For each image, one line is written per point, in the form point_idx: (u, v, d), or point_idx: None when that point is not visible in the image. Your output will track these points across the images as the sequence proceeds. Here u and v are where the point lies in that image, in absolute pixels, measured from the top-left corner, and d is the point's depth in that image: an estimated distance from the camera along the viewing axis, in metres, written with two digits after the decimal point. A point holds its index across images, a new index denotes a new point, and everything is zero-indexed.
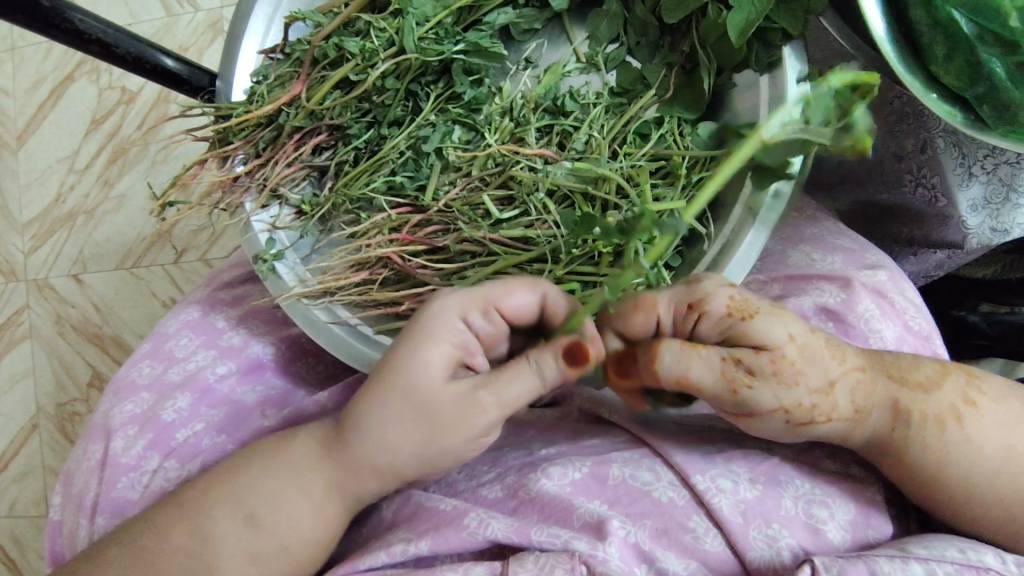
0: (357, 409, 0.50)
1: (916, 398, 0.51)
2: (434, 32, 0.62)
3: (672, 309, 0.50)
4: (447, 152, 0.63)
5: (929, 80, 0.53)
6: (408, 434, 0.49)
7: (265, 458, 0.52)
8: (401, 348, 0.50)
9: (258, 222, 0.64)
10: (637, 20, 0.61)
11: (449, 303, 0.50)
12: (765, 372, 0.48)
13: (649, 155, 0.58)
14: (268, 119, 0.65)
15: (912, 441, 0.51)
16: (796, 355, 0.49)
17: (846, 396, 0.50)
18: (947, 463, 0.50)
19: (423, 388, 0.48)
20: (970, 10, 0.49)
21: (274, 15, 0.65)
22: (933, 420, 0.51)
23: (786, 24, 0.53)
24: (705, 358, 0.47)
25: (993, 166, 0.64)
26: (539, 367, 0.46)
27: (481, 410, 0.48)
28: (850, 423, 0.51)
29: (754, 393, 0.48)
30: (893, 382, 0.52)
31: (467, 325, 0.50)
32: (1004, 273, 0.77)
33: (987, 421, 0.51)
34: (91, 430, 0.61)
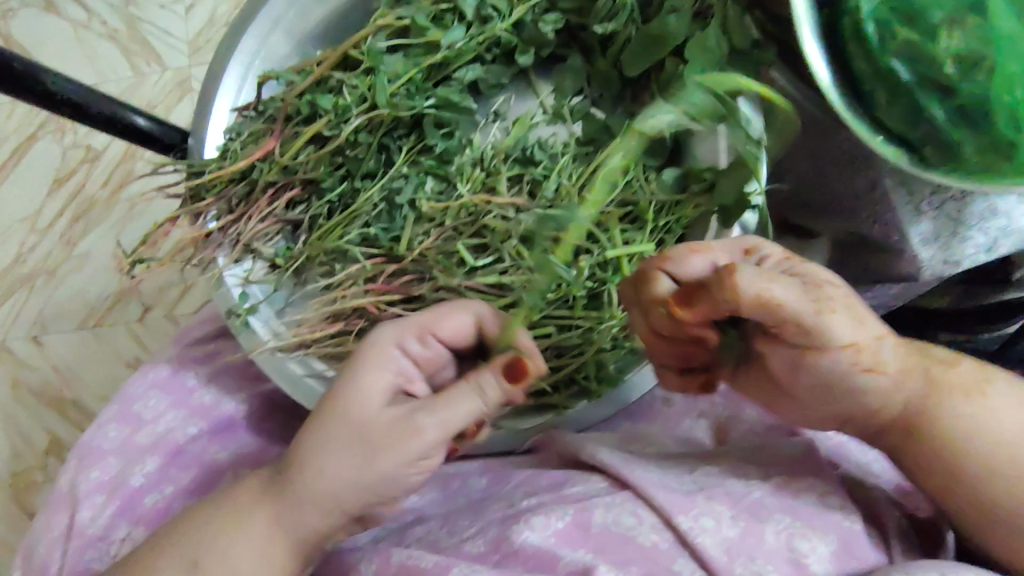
0: (299, 444, 0.51)
1: (945, 370, 0.49)
2: (406, 88, 0.61)
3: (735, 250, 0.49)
4: (419, 202, 0.61)
5: (874, 123, 0.55)
6: (349, 465, 0.49)
7: (211, 509, 0.53)
8: (340, 378, 0.52)
9: (231, 276, 0.64)
10: (600, 74, 0.64)
11: (386, 331, 0.52)
12: (840, 307, 0.45)
13: (617, 200, 0.60)
14: (241, 175, 0.64)
15: (939, 406, 0.49)
16: (844, 297, 0.47)
17: (892, 357, 0.48)
18: (965, 431, 0.48)
19: (361, 415, 0.49)
20: (910, 59, 0.51)
21: (246, 74, 0.65)
22: (960, 390, 0.49)
23: (740, 74, 0.57)
24: (785, 290, 0.44)
25: (940, 202, 0.66)
26: (478, 385, 0.48)
27: (419, 433, 0.48)
28: (901, 384, 0.48)
29: (830, 326, 0.44)
30: (926, 356, 0.50)
31: (404, 352, 0.52)
32: (960, 301, 0.84)
33: (1008, 403, 0.49)
34: (56, 498, 0.63)
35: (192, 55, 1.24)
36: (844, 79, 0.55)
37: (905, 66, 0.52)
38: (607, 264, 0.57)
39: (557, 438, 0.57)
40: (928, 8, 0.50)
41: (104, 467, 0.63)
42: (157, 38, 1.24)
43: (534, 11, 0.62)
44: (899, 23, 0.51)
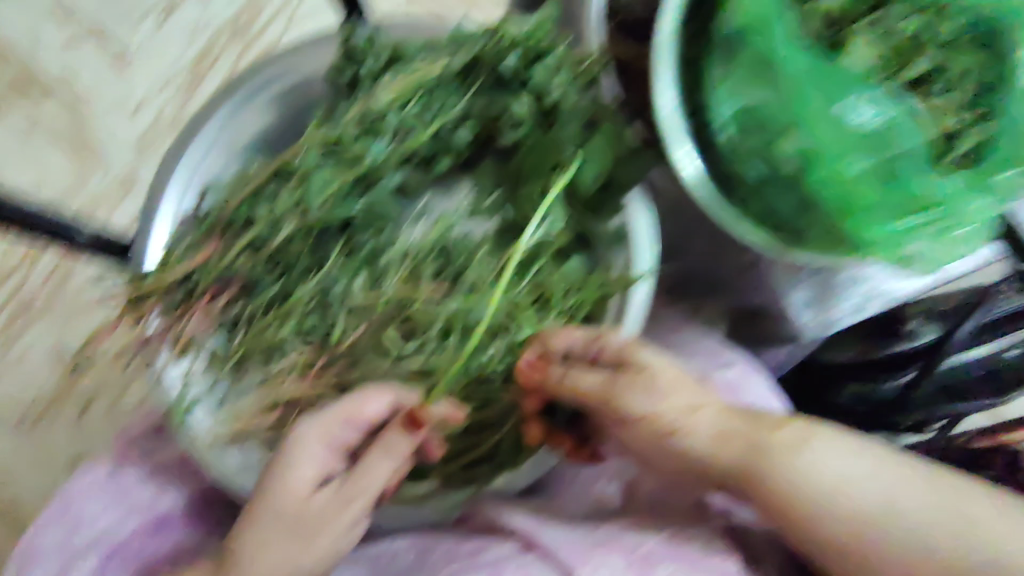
0: (235, 536, 0.57)
1: (764, 431, 0.55)
2: (335, 196, 0.67)
3: (585, 337, 0.59)
4: (350, 297, 0.67)
5: (741, 213, 0.64)
6: (285, 550, 0.56)
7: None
8: (269, 476, 0.57)
9: (172, 375, 0.69)
10: (511, 175, 0.71)
11: (311, 428, 0.57)
12: (633, 389, 0.58)
13: (529, 286, 0.67)
14: (182, 279, 0.70)
15: (764, 463, 0.54)
16: (665, 381, 0.58)
17: (707, 424, 0.57)
18: (788, 483, 0.53)
19: (295, 505, 0.56)
20: (761, 161, 0.60)
21: (187, 188, 0.71)
22: (782, 449, 0.54)
23: (627, 176, 0.66)
24: (588, 380, 0.59)
25: (814, 273, 0.77)
26: (387, 447, 0.58)
27: (348, 509, 0.58)
28: (713, 449, 0.57)
29: (623, 406, 0.58)
30: (748, 421, 0.57)
31: (330, 441, 0.58)
32: (863, 355, 0.98)
33: (830, 452, 0.53)
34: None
35: (138, 153, 1.32)
36: (713, 173, 0.65)
37: (756, 165, 0.61)
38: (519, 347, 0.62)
39: (481, 511, 0.62)
40: (772, 116, 0.59)
41: (40, 568, 0.66)
42: (103, 140, 1.31)
43: (450, 125, 0.70)
44: (751, 131, 0.60)
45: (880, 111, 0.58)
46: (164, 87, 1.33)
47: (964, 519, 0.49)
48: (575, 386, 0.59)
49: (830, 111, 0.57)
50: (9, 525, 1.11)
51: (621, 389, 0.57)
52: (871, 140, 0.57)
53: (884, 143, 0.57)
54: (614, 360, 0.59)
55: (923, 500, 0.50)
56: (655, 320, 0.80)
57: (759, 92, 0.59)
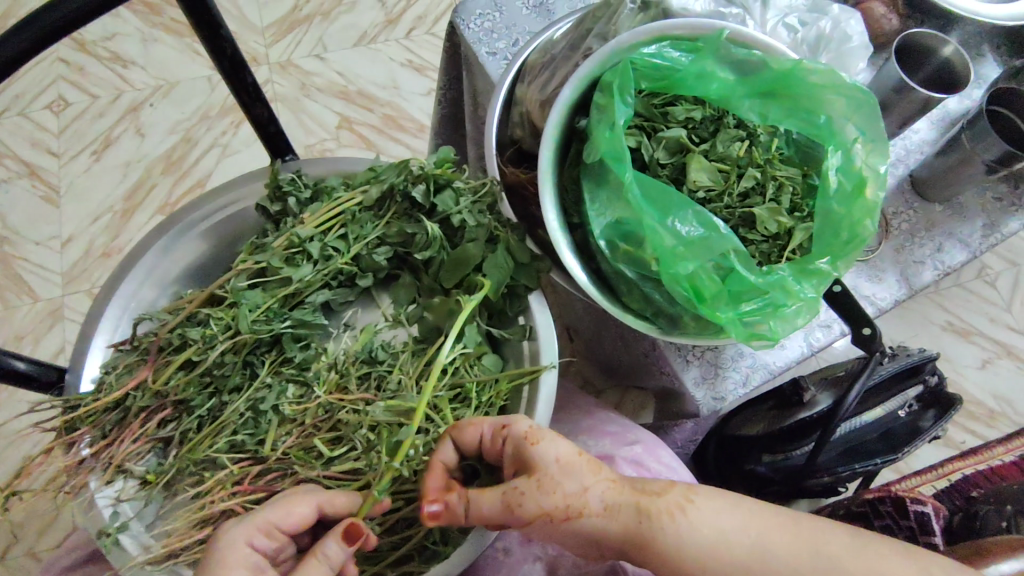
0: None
1: (650, 500, 0.59)
2: (264, 314, 0.74)
3: (490, 427, 0.61)
4: (280, 408, 0.72)
5: (622, 304, 0.75)
6: None
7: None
8: None
9: (102, 498, 0.70)
10: (426, 287, 0.81)
11: (235, 533, 0.59)
12: (531, 491, 0.58)
13: (448, 384, 0.74)
14: (116, 402, 0.73)
15: (655, 531, 0.57)
16: (556, 472, 0.59)
17: (598, 500, 0.59)
18: (676, 546, 0.57)
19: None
20: (634, 263, 0.72)
21: (121, 317, 0.76)
22: (666, 514, 0.58)
23: (526, 280, 0.77)
24: (491, 495, 0.59)
25: (700, 352, 0.87)
26: (324, 556, 0.57)
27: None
28: (605, 522, 0.59)
29: (522, 510, 0.58)
30: (635, 490, 0.60)
31: (254, 549, 0.60)
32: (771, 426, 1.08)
33: (708, 508, 0.58)
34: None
35: (66, 284, 1.37)
36: (597, 275, 0.76)
37: (630, 266, 0.72)
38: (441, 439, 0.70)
39: None
40: (635, 229, 0.72)
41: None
42: (31, 274, 1.37)
43: (369, 246, 0.79)
44: (620, 241, 0.73)
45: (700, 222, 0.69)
46: (96, 221, 1.41)
47: (823, 558, 0.57)
48: (478, 513, 0.60)
49: (666, 226, 0.69)
50: None
51: (517, 496, 0.58)
52: (701, 245, 0.69)
53: (709, 248, 0.69)
54: (515, 451, 0.60)
55: (785, 542, 0.57)
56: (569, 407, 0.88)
57: (621, 212, 0.72)
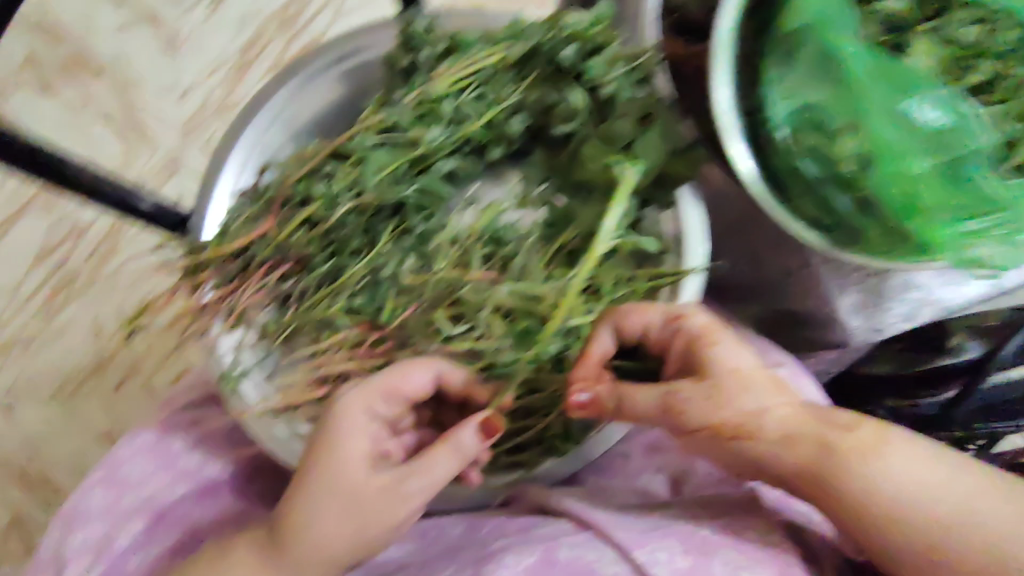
0: (294, 517, 0.56)
1: (838, 435, 0.53)
2: (390, 176, 0.68)
3: (663, 316, 0.60)
4: (400, 277, 0.68)
5: (795, 211, 0.64)
6: (345, 527, 0.56)
7: (218, 559, 0.58)
8: (321, 452, 0.57)
9: (225, 344, 0.70)
10: (561, 165, 0.72)
11: (353, 403, 0.57)
12: (697, 396, 0.56)
13: (579, 275, 0.67)
14: (239, 251, 0.71)
15: (840, 467, 0.52)
16: (732, 384, 0.56)
17: (777, 425, 0.55)
18: (862, 489, 0.52)
19: (353, 485, 0.56)
20: (817, 158, 0.60)
21: (246, 163, 0.73)
22: (855, 453, 0.52)
23: (680, 170, 0.66)
24: (648, 395, 0.58)
25: (863, 277, 0.77)
26: (454, 447, 0.55)
27: (407, 498, 0.56)
28: (780, 447, 0.55)
29: (685, 414, 0.56)
30: (821, 422, 0.54)
31: (372, 418, 0.58)
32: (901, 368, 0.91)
33: (906, 454, 0.52)
34: (43, 563, 0.69)
35: (184, 135, 1.35)
36: (763, 169, 0.64)
37: (814, 162, 0.60)
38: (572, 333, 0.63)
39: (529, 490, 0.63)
40: (829, 117, 0.59)
41: (89, 529, 0.68)
42: (150, 120, 1.35)
43: (504, 113, 0.70)
44: (808, 130, 0.60)
45: (943, 112, 0.57)
46: (211, 75, 1.37)
47: None
48: (631, 407, 0.58)
49: (891, 111, 0.57)
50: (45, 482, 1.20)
51: (681, 401, 0.56)
52: (935, 138, 0.57)
53: (944, 144, 0.57)
54: (686, 349, 0.59)
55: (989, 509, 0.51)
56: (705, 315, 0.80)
57: (816, 94, 0.59)
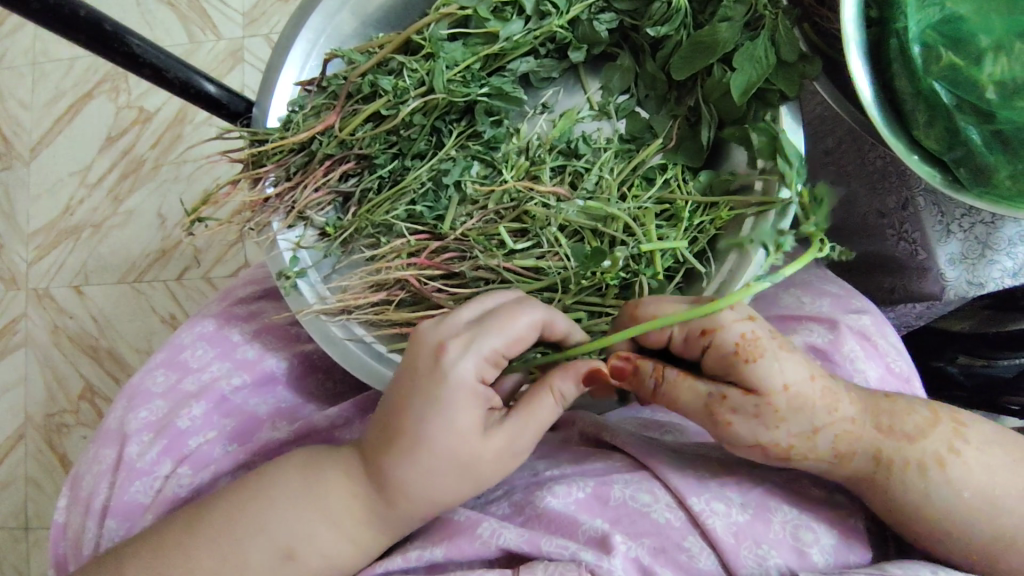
0: (399, 479, 0.52)
1: (900, 447, 0.51)
2: (462, 75, 0.64)
3: (685, 331, 0.51)
4: (464, 186, 0.65)
5: (911, 142, 0.57)
6: (451, 487, 0.52)
7: (304, 502, 0.54)
8: (428, 414, 0.51)
9: (284, 240, 0.68)
10: (647, 75, 0.66)
11: (466, 365, 0.51)
12: (746, 416, 0.50)
13: (654, 198, 0.62)
14: (301, 145, 0.68)
15: (891, 480, 0.51)
16: (782, 406, 0.50)
17: (830, 442, 0.51)
18: (914, 499, 0.51)
19: (467, 453, 0.51)
20: (951, 82, 0.52)
21: (311, 50, 0.68)
22: (915, 467, 0.51)
23: (783, 86, 0.58)
24: (693, 391, 0.51)
25: (969, 225, 0.69)
26: (561, 397, 0.52)
27: (520, 454, 0.52)
28: (830, 464, 0.52)
29: (731, 425, 0.51)
30: (882, 430, 0.52)
31: (482, 377, 0.52)
32: (981, 326, 0.79)
33: (972, 467, 0.51)
34: (107, 434, 0.70)
35: (246, 27, 1.29)
36: (881, 90, 0.56)
37: (947, 86, 0.53)
38: (641, 257, 0.60)
39: (580, 418, 0.63)
40: (974, 34, 0.51)
41: (151, 407, 0.70)
42: (214, 8, 1.30)
43: (591, 10, 0.64)
44: (942, 45, 0.52)
45: None
46: None
47: None
48: (671, 398, 0.52)
49: None
50: (111, 360, 1.26)
51: (728, 418, 0.51)
52: None
53: None
54: (719, 365, 0.51)
55: None
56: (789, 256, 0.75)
57: (964, 5, 0.51)
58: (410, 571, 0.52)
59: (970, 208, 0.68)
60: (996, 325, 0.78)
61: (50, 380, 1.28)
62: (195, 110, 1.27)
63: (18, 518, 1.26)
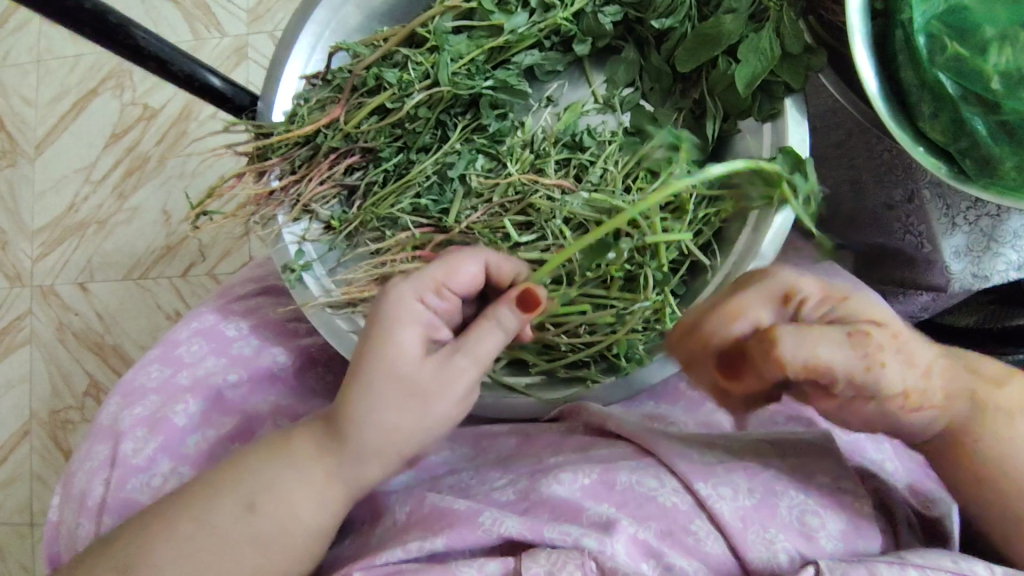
0: (346, 406, 0.52)
1: (991, 390, 0.53)
2: (467, 68, 0.64)
3: (773, 298, 0.53)
4: (470, 180, 0.65)
5: (918, 134, 0.57)
6: (394, 409, 0.51)
7: (271, 454, 0.55)
8: (368, 339, 0.52)
9: (288, 233, 0.69)
10: (652, 68, 0.66)
11: (404, 289, 0.53)
12: (880, 348, 0.50)
13: (659, 190, 0.61)
14: (307, 139, 0.68)
15: (985, 431, 0.52)
16: (894, 336, 0.51)
17: (943, 381, 0.52)
18: (1004, 452, 0.52)
19: (402, 370, 0.51)
20: (956, 73, 0.52)
21: (316, 44, 0.68)
22: (1005, 413, 0.52)
23: (789, 79, 0.58)
24: (822, 336, 0.50)
25: (975, 217, 0.69)
26: (495, 318, 0.50)
27: (461, 371, 0.51)
28: (943, 413, 0.52)
29: (875, 365, 0.50)
30: (972, 373, 0.53)
31: (427, 305, 0.53)
32: (986, 321, 0.79)
33: None
34: (101, 431, 0.70)
35: (251, 24, 1.29)
36: (886, 83, 0.56)
37: (952, 78, 0.53)
38: (645, 249, 0.60)
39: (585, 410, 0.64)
40: (979, 24, 0.51)
41: (145, 403, 0.70)
42: (219, 6, 1.30)
43: (595, 3, 0.65)
44: (947, 36, 0.52)
45: None
46: None
47: None
48: (809, 355, 0.49)
49: None
50: (115, 356, 1.27)
51: (874, 359, 0.50)
52: None
53: None
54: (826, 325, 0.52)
55: None
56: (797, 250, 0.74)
57: None
58: (411, 561, 0.52)
59: (976, 201, 0.68)
60: (1001, 320, 0.78)
61: (55, 377, 1.28)
62: (200, 106, 1.27)
63: (24, 513, 1.26)
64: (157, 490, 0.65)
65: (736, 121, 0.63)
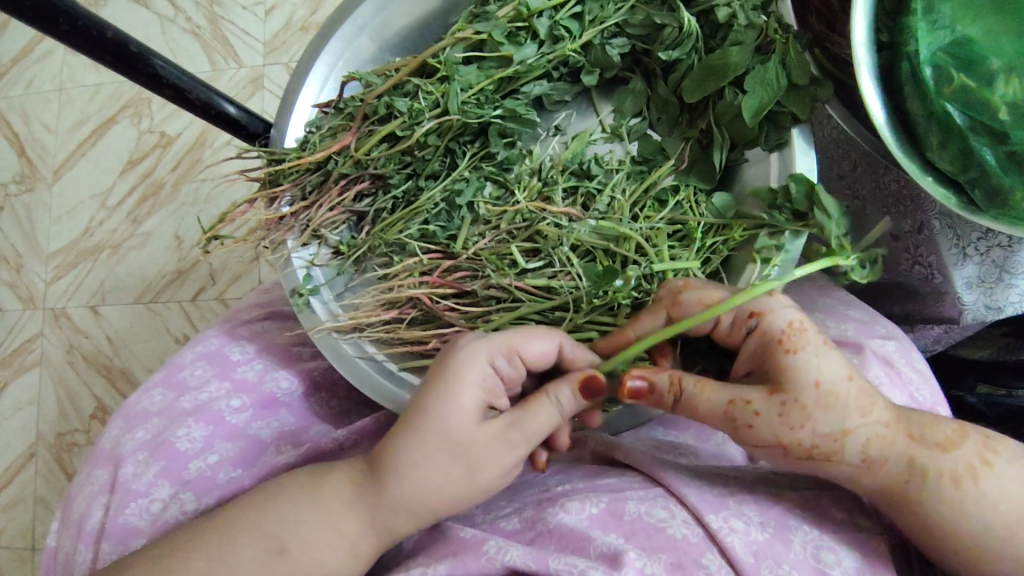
0: (393, 454, 0.53)
1: (934, 458, 0.50)
2: (476, 97, 0.65)
3: (735, 313, 0.52)
4: (478, 207, 0.65)
5: (925, 165, 0.57)
6: (442, 471, 0.52)
7: (302, 494, 0.55)
8: (430, 394, 0.53)
9: (298, 258, 0.69)
10: (659, 98, 0.67)
11: (476, 350, 0.53)
12: (768, 415, 0.49)
13: (666, 219, 0.62)
14: (318, 165, 0.69)
15: (924, 496, 0.50)
16: (812, 401, 0.49)
17: (861, 446, 0.50)
18: (944, 515, 0.50)
19: (460, 434, 0.52)
20: (964, 104, 0.52)
21: (330, 74, 0.70)
22: (949, 478, 0.50)
23: (796, 109, 0.59)
24: (714, 396, 0.50)
25: (986, 248, 0.72)
26: (557, 399, 0.52)
27: (513, 447, 0.52)
28: (860, 470, 0.51)
29: (753, 424, 0.50)
30: (912, 438, 0.51)
31: (494, 370, 0.54)
32: (1000, 355, 0.72)
33: (1004, 480, 0.50)
34: (101, 456, 0.71)
35: (267, 54, 1.32)
36: (896, 116, 0.56)
37: (959, 108, 0.53)
38: (653, 276, 0.60)
39: (593, 437, 0.63)
40: (985, 56, 0.51)
41: (147, 427, 0.70)
42: (236, 37, 1.33)
43: (604, 35, 0.65)
44: (955, 67, 0.52)
45: None
46: None
47: None
48: (692, 406, 0.51)
49: None
50: (122, 379, 1.27)
51: (746, 423, 0.50)
52: None
53: None
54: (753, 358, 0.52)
55: None
56: (808, 279, 0.74)
57: (976, 27, 0.51)
58: None
59: (986, 233, 0.72)
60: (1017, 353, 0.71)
61: (63, 399, 1.28)
62: (215, 134, 1.30)
63: (26, 538, 1.25)
64: (155, 517, 0.65)
65: (743, 151, 0.63)
